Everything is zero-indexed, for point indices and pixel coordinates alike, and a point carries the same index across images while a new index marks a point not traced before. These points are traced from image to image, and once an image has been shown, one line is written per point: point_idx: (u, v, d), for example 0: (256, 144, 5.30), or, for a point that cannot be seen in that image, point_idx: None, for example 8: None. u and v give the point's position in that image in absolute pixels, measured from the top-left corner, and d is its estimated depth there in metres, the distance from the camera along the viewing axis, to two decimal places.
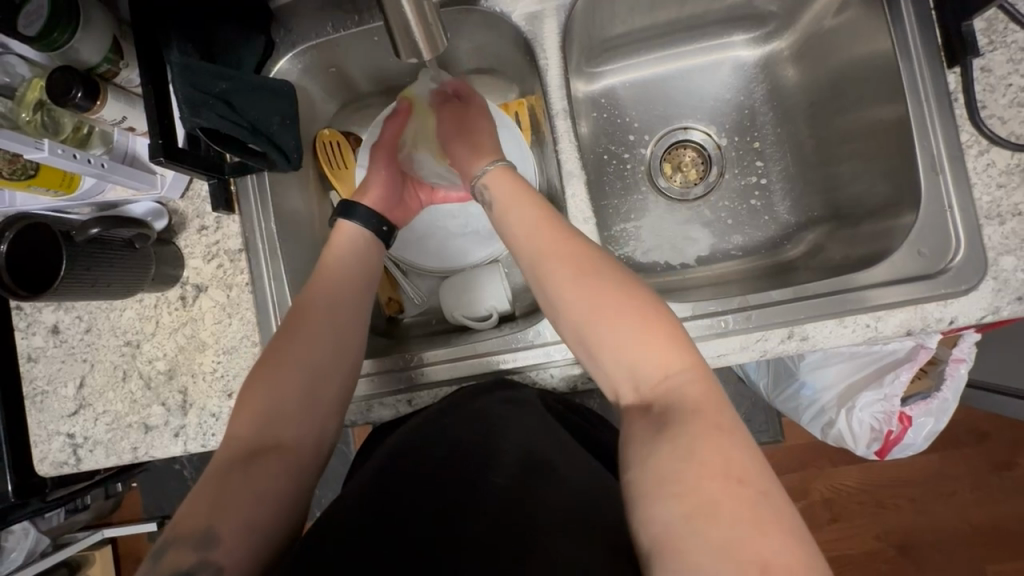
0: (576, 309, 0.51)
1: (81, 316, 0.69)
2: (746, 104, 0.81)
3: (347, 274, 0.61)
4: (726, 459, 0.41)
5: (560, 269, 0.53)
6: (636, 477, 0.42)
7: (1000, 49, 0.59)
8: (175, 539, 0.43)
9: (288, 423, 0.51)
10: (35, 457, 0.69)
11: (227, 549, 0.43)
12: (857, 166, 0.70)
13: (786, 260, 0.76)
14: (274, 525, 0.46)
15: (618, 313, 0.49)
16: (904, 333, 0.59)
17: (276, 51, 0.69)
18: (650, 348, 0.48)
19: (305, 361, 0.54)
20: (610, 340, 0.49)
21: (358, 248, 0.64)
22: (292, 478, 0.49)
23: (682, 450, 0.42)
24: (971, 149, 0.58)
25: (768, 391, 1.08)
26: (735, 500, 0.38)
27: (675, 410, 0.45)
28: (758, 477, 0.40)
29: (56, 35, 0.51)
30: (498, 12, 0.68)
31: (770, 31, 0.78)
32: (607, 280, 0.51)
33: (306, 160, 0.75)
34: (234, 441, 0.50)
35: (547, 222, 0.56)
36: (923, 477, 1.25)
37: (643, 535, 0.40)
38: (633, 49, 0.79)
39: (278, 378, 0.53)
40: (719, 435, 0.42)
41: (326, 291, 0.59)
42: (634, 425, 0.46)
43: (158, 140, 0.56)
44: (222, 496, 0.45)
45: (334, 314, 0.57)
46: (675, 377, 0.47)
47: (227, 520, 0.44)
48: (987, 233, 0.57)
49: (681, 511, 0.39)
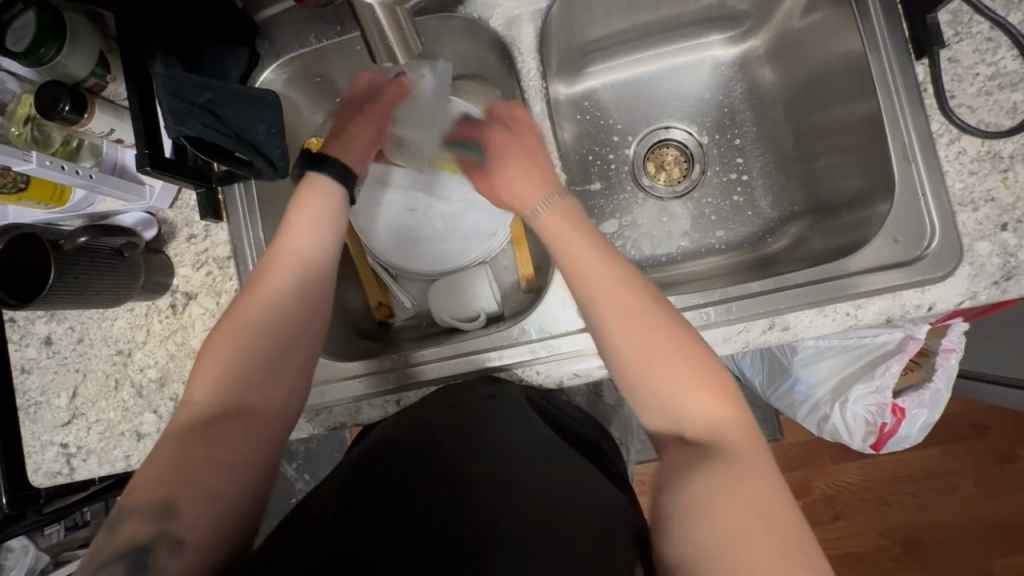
0: (629, 350, 0.49)
1: (74, 327, 0.70)
2: (726, 102, 0.82)
3: (313, 240, 0.57)
4: (768, 501, 0.41)
5: (610, 305, 0.51)
6: (674, 508, 0.43)
7: (966, 40, 0.60)
8: (132, 510, 0.43)
9: (249, 390, 0.50)
10: (29, 468, 0.69)
11: (186, 524, 0.43)
12: (835, 159, 0.71)
13: (769, 254, 0.77)
14: (235, 500, 0.46)
15: (669, 355, 0.48)
16: (884, 320, 0.59)
17: (261, 62, 0.71)
18: (697, 389, 0.47)
19: (265, 325, 0.52)
20: (661, 383, 0.48)
21: (332, 211, 0.59)
22: (253, 447, 0.49)
23: (721, 489, 0.41)
24: (942, 137, 0.59)
25: (763, 388, 1.08)
26: (779, 543, 0.38)
27: (716, 452, 0.44)
28: (791, 514, 0.41)
29: (42, 50, 0.53)
30: (476, 18, 0.69)
31: (745, 30, 0.79)
32: (659, 318, 0.50)
33: (294, 168, 0.77)
34: (190, 404, 0.49)
35: (598, 254, 0.53)
36: (924, 472, 1.24)
37: (675, 556, 0.40)
38: (612, 52, 0.81)
39: (239, 340, 0.51)
40: (763, 478, 0.42)
41: (289, 254, 0.55)
42: (672, 464, 0.46)
43: (144, 150, 0.58)
44: (180, 464, 0.45)
45: (295, 279, 0.55)
46: (720, 423, 0.46)
47: (185, 494, 0.44)
48: (961, 220, 0.58)
49: (718, 537, 0.39)
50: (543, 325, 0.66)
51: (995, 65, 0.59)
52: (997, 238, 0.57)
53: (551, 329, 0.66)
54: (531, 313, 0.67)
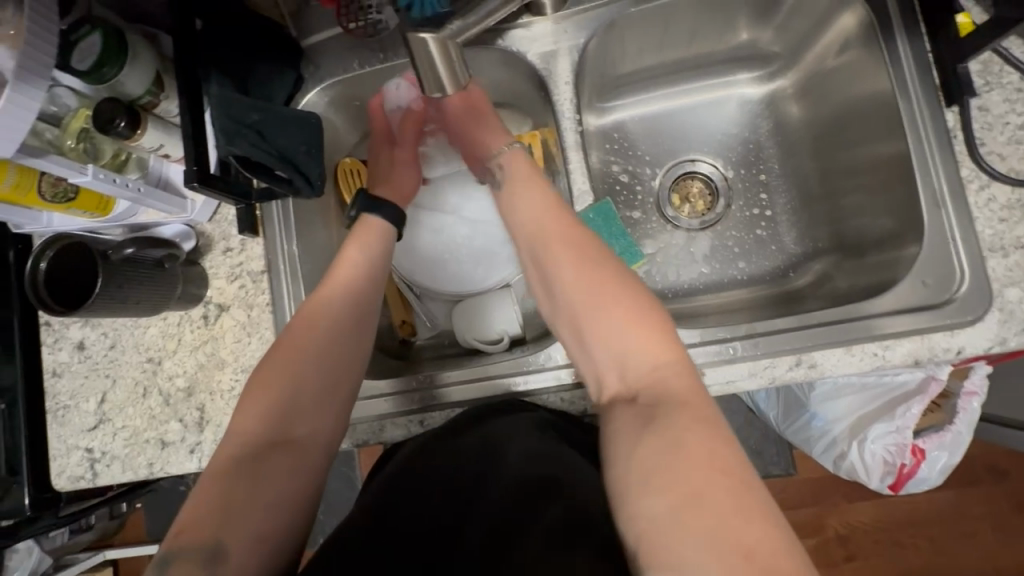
0: (577, 301, 0.53)
1: (107, 333, 0.71)
2: (751, 138, 0.84)
3: (363, 281, 0.62)
4: (710, 451, 0.41)
5: (559, 250, 0.56)
6: (620, 471, 0.44)
7: (996, 90, 0.61)
8: (180, 551, 0.44)
9: (296, 421, 0.53)
10: (53, 471, 0.70)
11: (233, 567, 0.45)
12: (861, 198, 0.72)
13: (793, 289, 0.78)
14: (282, 539, 0.48)
15: (616, 304, 0.51)
16: (911, 362, 0.59)
17: (305, 85, 0.73)
18: (641, 338, 0.50)
19: (317, 361, 0.56)
20: (608, 329, 0.51)
21: (384, 246, 0.65)
22: (293, 482, 0.51)
23: (665, 441, 0.43)
24: (972, 183, 0.60)
25: (779, 422, 1.06)
26: (722, 489, 0.39)
27: (662, 402, 0.46)
28: (742, 467, 0.41)
29: (106, 69, 0.55)
30: (514, 51, 0.72)
31: (773, 70, 0.81)
32: (605, 268, 0.54)
33: (328, 187, 0.78)
34: (242, 436, 0.52)
35: (556, 210, 0.59)
36: (943, 516, 1.21)
37: (629, 532, 0.40)
38: (641, 86, 0.83)
39: (291, 375, 0.54)
40: (706, 427, 0.43)
41: (342, 292, 0.60)
42: (621, 418, 0.48)
43: (192, 166, 0.59)
44: (230, 502, 0.47)
45: (342, 316, 0.58)
46: (662, 370, 0.48)
47: (234, 535, 0.46)
48: (990, 265, 0.59)
49: (669, 504, 0.40)
50: None
51: None
52: None
53: None
54: (558, 339, 0.67)
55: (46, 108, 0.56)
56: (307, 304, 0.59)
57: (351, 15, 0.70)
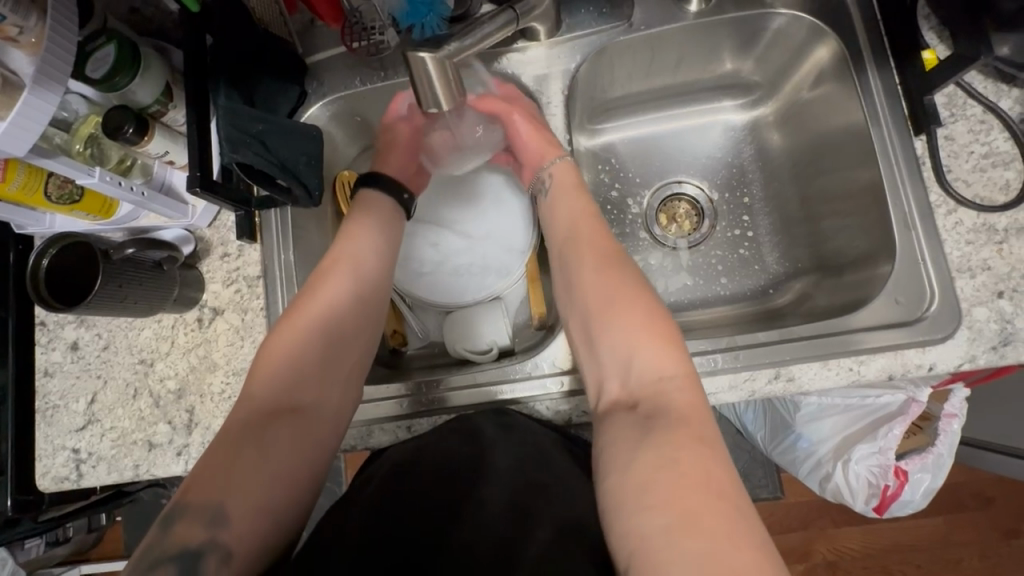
0: (593, 303, 0.58)
1: (101, 334, 0.72)
2: (735, 162, 0.87)
3: (376, 258, 0.66)
4: (708, 475, 0.43)
5: (583, 262, 0.61)
6: (612, 487, 0.46)
7: (961, 121, 0.65)
8: (185, 514, 0.46)
9: (306, 390, 0.56)
10: (38, 471, 0.70)
11: (235, 532, 0.46)
12: (838, 221, 0.75)
13: (775, 307, 0.80)
14: (280, 511, 0.49)
15: (635, 314, 0.55)
16: (886, 377, 0.61)
17: (308, 99, 0.76)
18: (646, 347, 0.53)
19: (319, 336, 0.59)
20: (620, 334, 0.54)
21: (386, 227, 0.70)
22: (303, 448, 0.53)
23: (662, 459, 0.45)
24: (940, 208, 0.63)
25: (765, 443, 1.08)
26: (719, 515, 0.41)
27: (661, 415, 0.48)
28: (738, 496, 0.43)
29: (118, 78, 0.57)
30: (510, 73, 0.76)
31: (756, 98, 0.85)
32: (628, 280, 0.58)
33: (325, 199, 0.81)
34: (252, 403, 0.54)
35: (586, 227, 0.65)
36: (930, 543, 1.21)
37: (623, 544, 0.42)
38: (630, 110, 0.87)
39: (300, 343, 0.57)
40: (702, 448, 0.45)
41: (352, 274, 0.63)
42: (625, 424, 0.50)
43: (196, 172, 0.61)
44: (236, 464, 0.49)
45: (350, 292, 0.62)
46: (667, 382, 0.51)
47: (237, 500, 0.47)
48: (959, 285, 0.61)
49: (664, 522, 0.41)
50: (556, 360, 0.68)
51: (988, 145, 0.64)
52: (994, 305, 0.60)
53: (564, 364, 0.68)
54: (543, 348, 0.69)
55: (58, 114, 0.58)
56: (322, 281, 0.62)
57: (355, 35, 0.74)
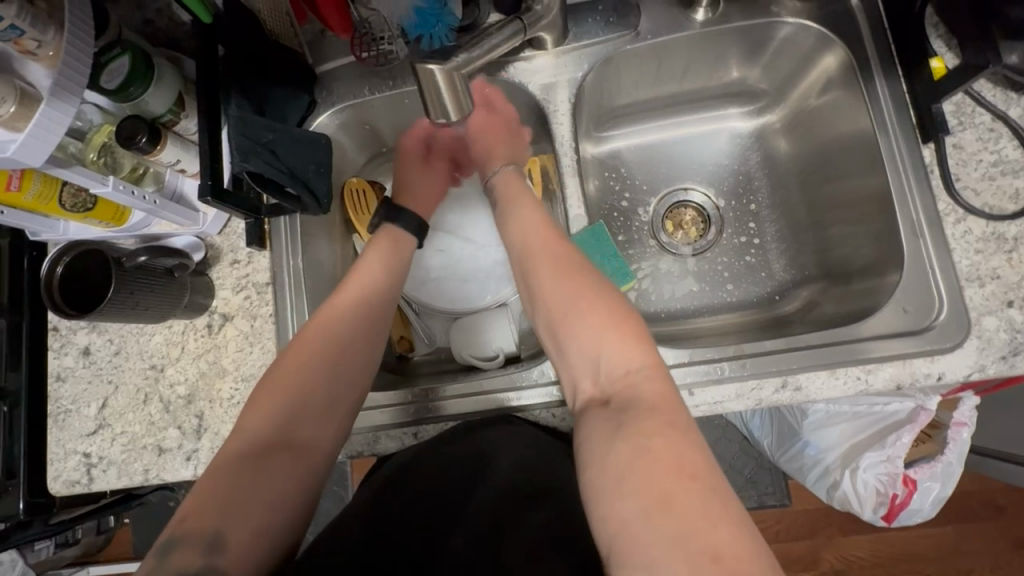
0: (555, 304, 0.57)
1: (112, 340, 0.73)
2: (742, 169, 0.87)
3: (380, 282, 0.67)
4: (681, 458, 0.43)
5: (547, 260, 0.61)
6: (591, 480, 0.46)
7: (969, 129, 0.65)
8: (182, 540, 0.46)
9: (306, 416, 0.56)
10: (50, 475, 0.71)
11: (231, 559, 0.46)
12: (845, 228, 0.75)
13: (781, 315, 0.80)
14: (278, 534, 0.50)
15: (594, 311, 0.55)
16: (894, 387, 0.61)
17: (317, 108, 0.77)
18: (612, 341, 0.53)
19: (321, 363, 0.58)
20: (584, 331, 0.54)
21: (389, 250, 0.70)
22: (302, 475, 0.53)
23: (634, 447, 0.45)
24: (948, 216, 0.63)
25: (772, 450, 1.08)
26: (694, 495, 0.41)
27: (632, 406, 0.48)
28: (710, 473, 0.43)
29: (133, 88, 0.58)
30: (516, 81, 0.76)
31: (762, 106, 0.85)
32: (591, 275, 0.58)
33: (334, 206, 0.82)
34: (250, 429, 0.54)
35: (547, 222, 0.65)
36: (940, 553, 1.20)
37: (603, 535, 0.43)
38: (637, 117, 0.87)
39: (299, 369, 0.58)
40: (673, 433, 0.45)
41: (355, 293, 0.64)
42: (596, 421, 0.50)
43: (207, 181, 0.62)
44: (233, 495, 0.49)
45: (353, 319, 0.62)
46: (635, 373, 0.51)
47: (236, 525, 0.48)
48: (968, 294, 0.61)
49: (640, 506, 0.41)
50: None
51: (997, 153, 0.64)
52: (1004, 314, 0.60)
53: None
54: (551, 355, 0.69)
55: (73, 123, 0.59)
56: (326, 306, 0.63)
57: (365, 45, 0.74)
